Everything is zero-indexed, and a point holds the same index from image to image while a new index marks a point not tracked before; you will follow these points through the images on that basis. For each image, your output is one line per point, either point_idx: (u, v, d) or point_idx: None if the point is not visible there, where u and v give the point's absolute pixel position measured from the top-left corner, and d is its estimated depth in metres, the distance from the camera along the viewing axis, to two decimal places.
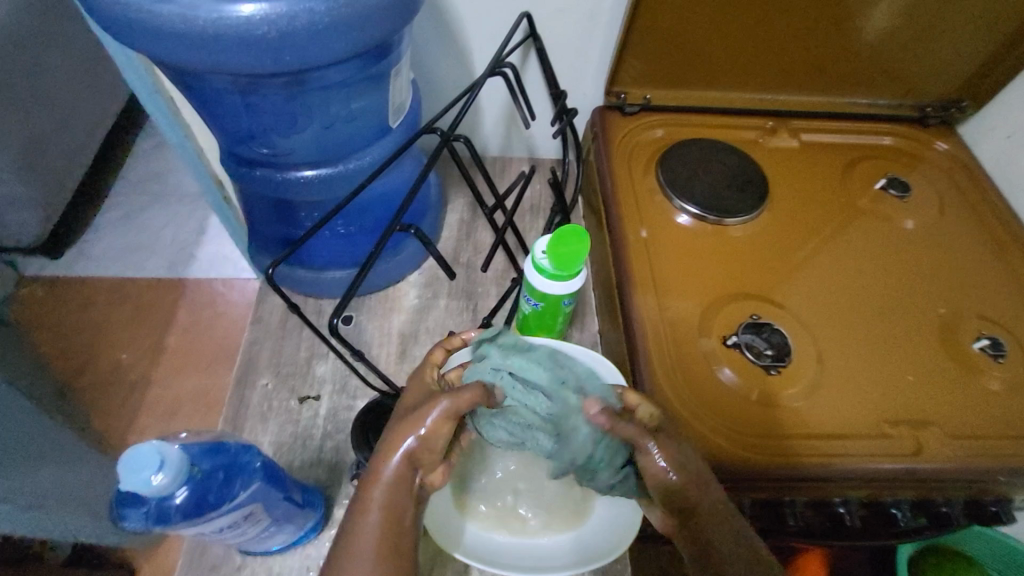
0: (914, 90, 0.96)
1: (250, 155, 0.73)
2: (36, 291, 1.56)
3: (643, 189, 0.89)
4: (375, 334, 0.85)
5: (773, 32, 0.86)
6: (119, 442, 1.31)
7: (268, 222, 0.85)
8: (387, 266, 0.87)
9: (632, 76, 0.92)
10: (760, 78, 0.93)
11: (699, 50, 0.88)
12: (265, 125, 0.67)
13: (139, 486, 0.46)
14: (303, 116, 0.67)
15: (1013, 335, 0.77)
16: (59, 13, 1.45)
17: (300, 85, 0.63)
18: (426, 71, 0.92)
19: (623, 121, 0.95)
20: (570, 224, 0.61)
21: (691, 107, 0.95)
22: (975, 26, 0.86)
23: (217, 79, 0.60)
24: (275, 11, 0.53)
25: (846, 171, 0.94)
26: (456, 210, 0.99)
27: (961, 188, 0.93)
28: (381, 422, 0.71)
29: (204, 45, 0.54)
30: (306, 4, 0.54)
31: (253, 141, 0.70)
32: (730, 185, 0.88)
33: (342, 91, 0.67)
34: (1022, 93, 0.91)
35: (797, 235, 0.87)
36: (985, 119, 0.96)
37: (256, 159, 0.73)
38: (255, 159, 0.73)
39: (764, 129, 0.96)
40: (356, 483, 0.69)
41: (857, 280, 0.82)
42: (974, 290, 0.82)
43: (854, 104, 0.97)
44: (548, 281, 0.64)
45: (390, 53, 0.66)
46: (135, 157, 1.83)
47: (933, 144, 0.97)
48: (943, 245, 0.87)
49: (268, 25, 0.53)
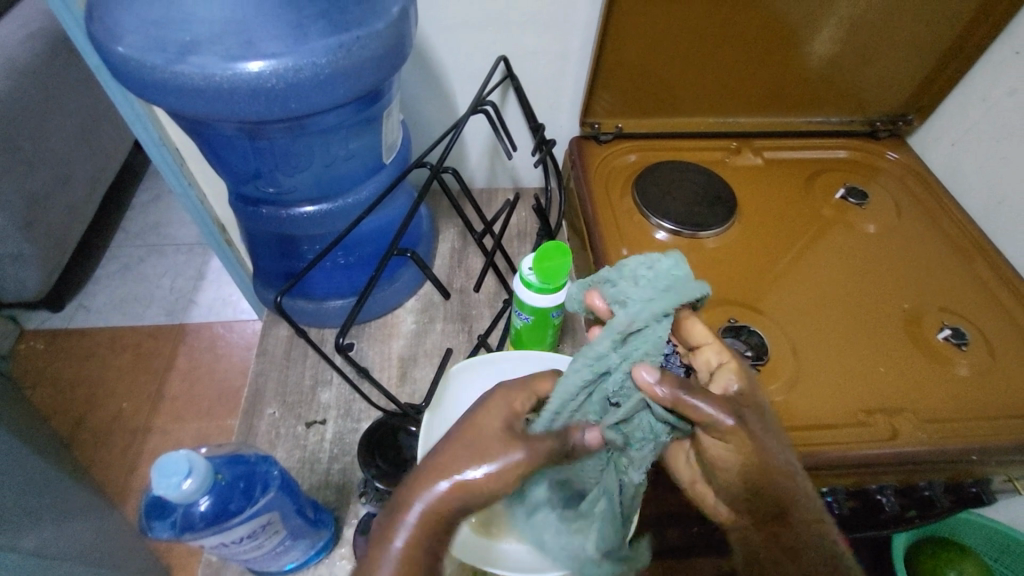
0: (863, 107, 1.04)
1: (257, 194, 0.79)
2: (37, 345, 1.58)
3: (621, 209, 0.95)
4: (377, 359, 0.89)
5: (727, 62, 0.95)
6: (121, 491, 1.31)
7: (272, 257, 0.90)
8: (384, 293, 0.91)
9: (603, 108, 1.00)
10: (722, 104, 1.01)
11: (663, 82, 0.97)
12: (270, 166, 0.73)
13: (168, 493, 0.49)
14: (305, 156, 0.74)
15: (974, 324, 0.83)
16: (65, 79, 1.53)
17: (302, 129, 0.69)
18: (414, 113, 1.00)
19: (599, 149, 1.02)
20: (553, 242, 0.67)
21: (660, 134, 1.03)
22: (910, 48, 0.95)
23: (228, 127, 0.66)
24: (279, 66, 0.60)
25: (807, 184, 1.01)
26: (447, 239, 1.04)
27: (914, 194, 1.00)
28: (386, 442, 0.75)
29: (219, 97, 0.60)
30: (308, 59, 0.61)
31: (259, 181, 0.76)
32: (702, 201, 0.95)
33: (340, 133, 0.73)
34: (959, 105, 1.00)
35: (767, 244, 0.93)
36: (931, 129, 1.05)
37: (261, 198, 0.80)
38: (261, 198, 0.79)
39: (729, 149, 1.04)
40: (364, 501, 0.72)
41: (826, 282, 0.88)
42: (934, 286, 0.88)
43: (810, 123, 1.06)
44: (536, 295, 0.69)
45: (382, 98, 0.73)
46: (133, 209, 1.89)
47: (884, 154, 1.05)
48: (903, 246, 0.93)
49: (275, 78, 0.60)
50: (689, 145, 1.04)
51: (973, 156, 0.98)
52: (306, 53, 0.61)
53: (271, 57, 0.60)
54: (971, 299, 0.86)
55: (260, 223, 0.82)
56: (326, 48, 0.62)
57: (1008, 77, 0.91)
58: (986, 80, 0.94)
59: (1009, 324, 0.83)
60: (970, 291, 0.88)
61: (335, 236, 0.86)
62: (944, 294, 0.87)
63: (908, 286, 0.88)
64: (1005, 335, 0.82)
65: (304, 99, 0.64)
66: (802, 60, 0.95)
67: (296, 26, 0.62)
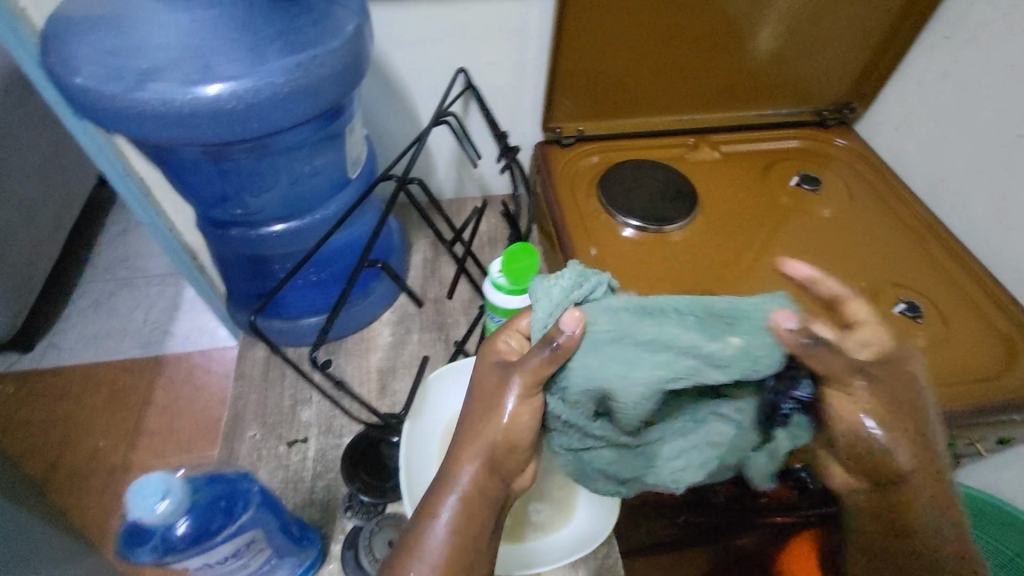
0: (810, 98, 1.09)
1: (224, 217, 0.79)
2: (5, 389, 1.53)
3: (587, 209, 0.98)
4: (356, 373, 0.89)
5: (678, 62, 0.99)
6: (101, 533, 1.28)
7: (243, 279, 0.90)
8: (359, 308, 0.92)
9: (563, 113, 1.03)
10: (676, 102, 1.05)
11: (619, 84, 1.00)
12: (236, 187, 0.74)
13: (144, 516, 0.50)
14: (271, 175, 0.74)
15: (927, 297, 0.87)
16: (23, 115, 1.51)
17: (266, 148, 0.71)
18: (379, 128, 1.01)
19: (563, 152, 1.04)
20: (519, 244, 0.69)
21: (620, 134, 1.06)
22: (848, 40, 1.00)
23: (189, 151, 0.67)
24: (236, 88, 0.61)
25: (765, 174, 1.05)
26: (420, 250, 1.06)
27: (864, 177, 1.05)
28: (369, 456, 0.76)
29: (181, 122, 0.61)
30: (266, 79, 0.62)
31: (226, 204, 0.76)
32: (664, 197, 0.98)
33: (304, 150, 0.75)
34: (898, 91, 1.05)
35: (730, 235, 0.96)
36: (875, 115, 1.10)
37: (229, 221, 0.80)
38: (228, 221, 0.80)
39: (687, 145, 1.08)
40: (351, 516, 0.72)
41: (787, 267, 0.92)
42: (888, 263, 0.92)
43: (761, 116, 1.10)
44: (505, 296, 0.70)
45: (343, 114, 0.74)
46: (101, 243, 1.85)
47: (833, 141, 1.10)
48: (857, 228, 0.98)
49: (235, 100, 0.62)
50: (650, 143, 1.07)
51: (915, 138, 1.03)
52: (263, 75, 0.62)
53: (230, 80, 0.61)
54: (922, 273, 0.91)
55: (229, 245, 0.82)
56: (282, 69, 0.63)
57: (939, 61, 0.97)
58: (920, 65, 1.00)
59: (960, 295, 0.88)
60: (923, 266, 0.92)
61: (305, 253, 0.86)
62: (897, 271, 0.91)
63: (864, 265, 0.92)
64: (956, 305, 0.86)
65: (263, 118, 0.65)
66: (748, 55, 0.99)
67: (252, 49, 0.63)
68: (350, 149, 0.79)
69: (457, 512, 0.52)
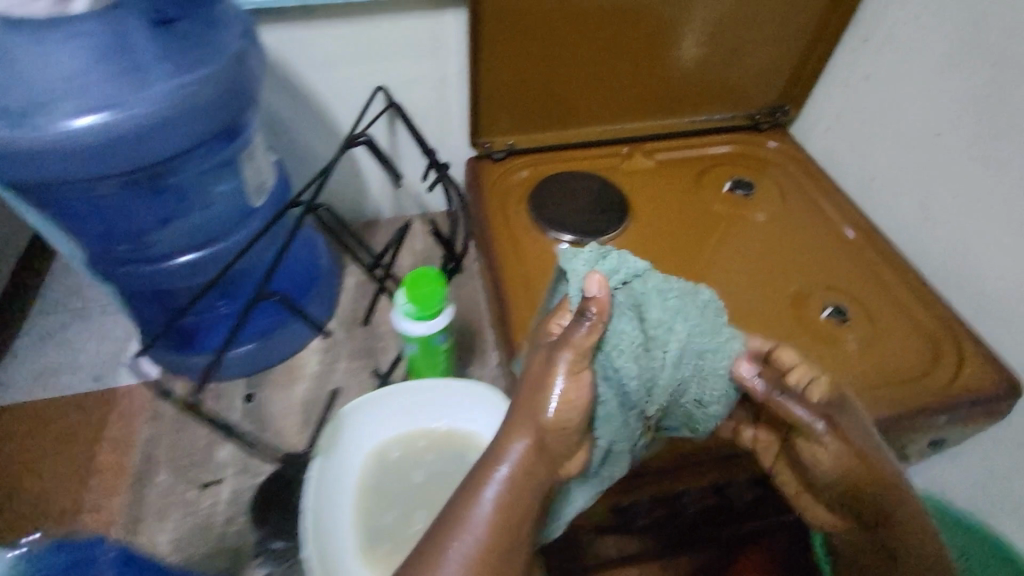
0: (742, 102, 1.09)
1: (118, 252, 0.75)
2: None
3: (517, 225, 0.95)
4: (280, 409, 0.87)
5: (603, 72, 0.97)
6: None
7: (148, 312, 0.86)
8: (278, 339, 0.89)
9: (491, 127, 1.01)
10: (606, 112, 1.04)
11: (544, 96, 0.98)
12: (126, 220, 0.71)
13: None
14: (164, 203, 0.73)
15: (856, 300, 0.86)
16: None
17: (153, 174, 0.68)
18: (301, 150, 0.98)
19: (494, 168, 1.03)
20: (420, 269, 0.67)
21: (552, 146, 1.05)
22: (773, 45, 1.00)
23: (66, 186, 0.63)
24: (113, 116, 0.58)
25: (698, 181, 1.04)
26: (352, 273, 1.02)
27: (797, 180, 1.04)
28: (270, 510, 0.82)
29: (44, 158, 0.58)
30: (137, 106, 0.59)
31: (116, 240, 0.73)
32: (595, 209, 0.96)
33: (197, 171, 0.73)
34: (827, 92, 1.05)
35: (662, 246, 0.95)
36: (808, 116, 1.10)
37: (123, 258, 0.76)
38: (121, 257, 0.76)
39: (620, 155, 1.07)
40: (260, 564, 0.80)
41: (716, 276, 0.90)
42: (819, 267, 0.91)
43: (694, 122, 1.09)
44: (411, 322, 0.67)
45: (238, 136, 0.72)
46: None
47: (764, 144, 1.10)
48: (790, 232, 0.97)
49: (105, 133, 0.58)
50: (581, 155, 1.06)
51: (845, 138, 1.03)
52: (143, 101, 0.59)
53: (97, 110, 0.57)
54: (852, 276, 0.90)
55: (131, 280, 0.78)
56: (166, 92, 0.60)
57: (861, 62, 0.97)
58: (845, 66, 1.00)
59: (888, 296, 0.87)
60: (854, 268, 0.91)
61: (203, 284, 0.82)
62: (828, 274, 0.90)
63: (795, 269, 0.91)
64: (884, 306, 0.85)
65: (151, 144, 0.62)
66: (673, 63, 0.98)
67: (123, 76, 0.59)
68: (252, 174, 0.76)
69: (502, 488, 0.48)
